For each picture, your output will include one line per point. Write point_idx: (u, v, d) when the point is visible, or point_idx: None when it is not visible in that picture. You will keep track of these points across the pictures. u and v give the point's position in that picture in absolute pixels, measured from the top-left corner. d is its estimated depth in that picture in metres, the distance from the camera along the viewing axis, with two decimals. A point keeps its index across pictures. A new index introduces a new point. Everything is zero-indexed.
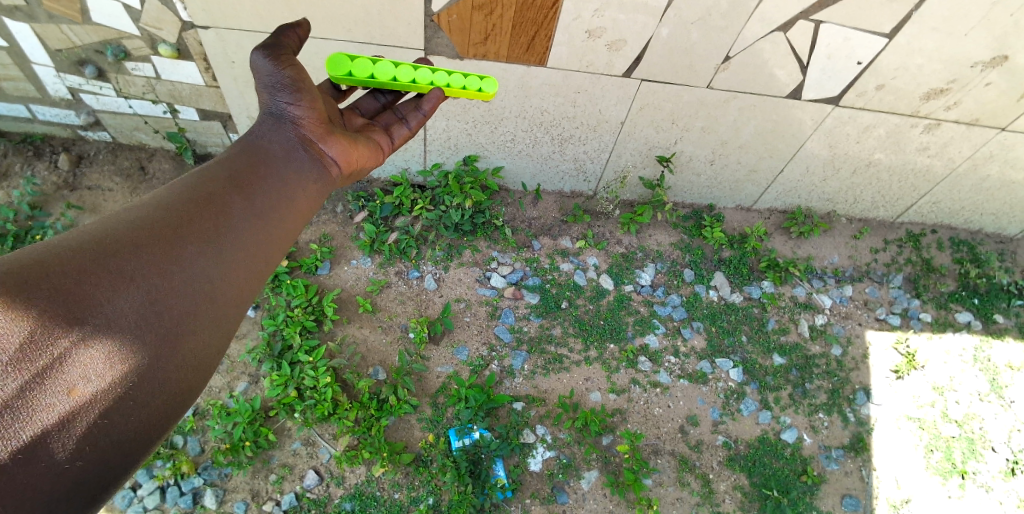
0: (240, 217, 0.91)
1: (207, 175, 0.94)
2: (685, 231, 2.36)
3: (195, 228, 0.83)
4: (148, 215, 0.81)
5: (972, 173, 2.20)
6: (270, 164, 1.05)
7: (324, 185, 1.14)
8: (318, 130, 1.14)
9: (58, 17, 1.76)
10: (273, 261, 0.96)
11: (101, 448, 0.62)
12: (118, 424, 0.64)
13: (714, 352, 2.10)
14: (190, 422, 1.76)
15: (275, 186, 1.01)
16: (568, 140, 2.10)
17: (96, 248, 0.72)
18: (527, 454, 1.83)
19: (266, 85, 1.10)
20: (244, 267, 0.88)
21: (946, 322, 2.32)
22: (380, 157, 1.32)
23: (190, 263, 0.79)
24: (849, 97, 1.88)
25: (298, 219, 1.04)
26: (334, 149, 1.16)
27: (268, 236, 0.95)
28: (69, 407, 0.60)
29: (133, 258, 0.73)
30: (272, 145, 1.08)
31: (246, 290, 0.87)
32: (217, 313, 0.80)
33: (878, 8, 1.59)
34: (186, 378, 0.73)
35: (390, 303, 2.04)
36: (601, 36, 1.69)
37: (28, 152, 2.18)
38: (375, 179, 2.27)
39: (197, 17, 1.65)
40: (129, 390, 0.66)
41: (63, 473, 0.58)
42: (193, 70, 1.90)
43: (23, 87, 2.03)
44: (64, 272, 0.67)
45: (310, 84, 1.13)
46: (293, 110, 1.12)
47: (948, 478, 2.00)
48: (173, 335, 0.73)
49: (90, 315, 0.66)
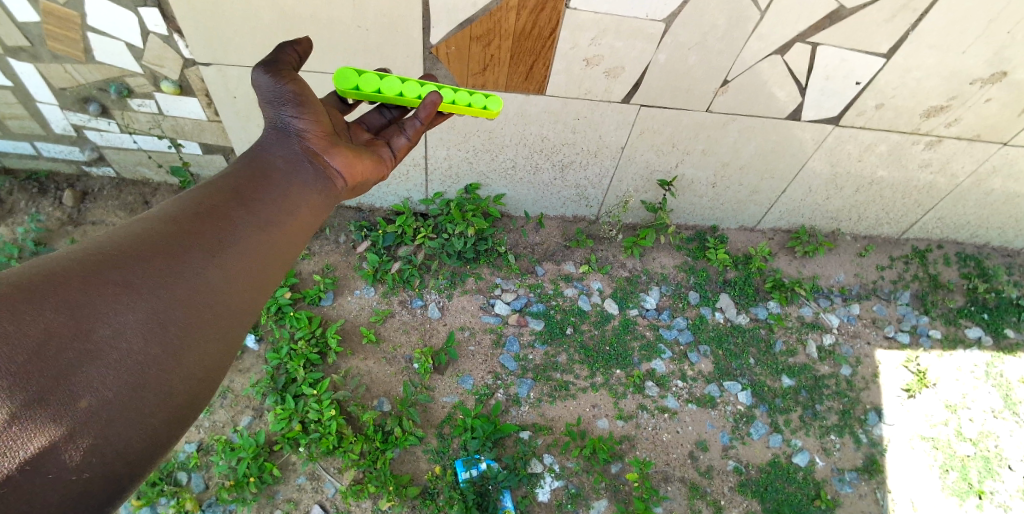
0: (244, 222, 0.87)
1: (212, 183, 0.91)
2: (689, 253, 2.35)
3: (200, 234, 0.80)
4: (153, 223, 0.78)
5: (975, 188, 2.19)
6: (274, 174, 1.00)
7: (330, 194, 1.07)
8: (321, 141, 1.08)
9: (62, 57, 1.78)
10: (281, 267, 0.91)
11: (107, 459, 0.60)
12: (123, 434, 0.62)
13: (722, 375, 2.08)
14: (194, 458, 1.75)
15: (278, 191, 0.96)
16: (569, 166, 2.11)
17: (101, 258, 0.69)
18: (535, 484, 1.80)
19: (269, 101, 1.05)
20: (250, 274, 0.83)
21: (957, 339, 2.29)
22: (382, 172, 1.24)
23: (194, 272, 0.75)
24: (848, 116, 1.88)
25: (305, 225, 0.99)
26: (337, 161, 1.10)
27: (274, 240, 0.90)
28: (73, 418, 0.58)
29: (136, 268, 0.70)
30: (275, 158, 1.03)
31: (252, 299, 0.83)
32: (222, 323, 0.76)
33: (874, 29, 1.60)
34: (191, 386, 0.70)
35: (394, 333, 2.03)
36: (598, 63, 1.70)
37: (33, 189, 2.21)
38: (377, 208, 2.29)
39: (199, 53, 1.67)
40: (134, 400, 0.63)
41: (71, 484, 0.57)
42: (195, 105, 1.92)
43: (28, 125, 2.05)
44: (69, 281, 0.65)
45: (313, 96, 1.08)
46: (297, 123, 1.06)
47: (965, 499, 1.95)
48: (178, 344, 0.70)
49: (93, 325, 0.63)
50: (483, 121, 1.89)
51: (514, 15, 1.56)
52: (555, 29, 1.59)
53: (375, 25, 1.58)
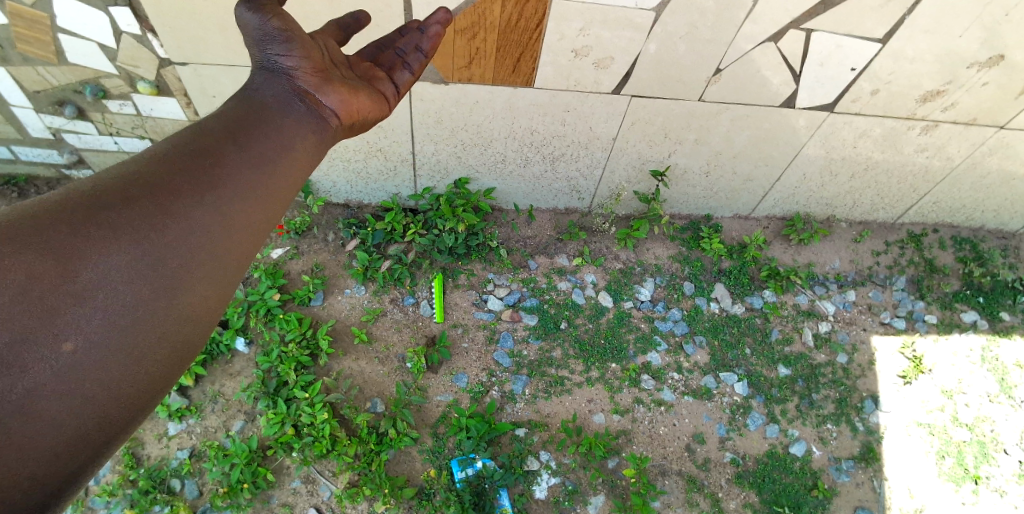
0: (240, 167, 0.81)
1: (203, 122, 0.84)
2: (683, 244, 2.33)
3: (193, 176, 0.74)
4: (142, 164, 0.73)
5: (971, 170, 2.16)
6: (268, 114, 0.92)
7: (324, 138, 1.00)
8: (313, 78, 1.00)
9: (32, 59, 1.72)
10: (279, 213, 0.86)
11: (101, 406, 0.58)
12: (116, 382, 0.59)
13: (718, 366, 2.07)
14: (186, 465, 1.72)
15: (272, 133, 0.89)
16: (560, 159, 2.07)
17: (86, 199, 0.65)
18: (532, 482, 1.79)
19: (256, 40, 0.97)
20: (247, 219, 0.79)
21: (952, 323, 2.28)
22: (385, 111, 1.17)
23: (187, 217, 0.70)
24: (844, 102, 1.85)
25: (302, 169, 0.93)
26: (332, 100, 1.03)
27: (271, 186, 0.84)
28: (62, 365, 0.55)
29: (124, 212, 0.65)
30: (266, 96, 0.96)
31: (249, 245, 0.79)
32: (217, 270, 0.72)
33: (869, 14, 1.56)
34: (186, 333, 0.67)
35: (386, 332, 2.01)
36: (587, 54, 1.65)
37: (13, 194, 2.16)
38: (365, 204, 2.25)
39: (173, 52, 1.61)
40: (124, 348, 0.60)
41: (65, 431, 0.55)
42: (173, 105, 1.87)
43: (3, 129, 1.99)
44: (52, 224, 0.60)
45: (301, 31, 0.98)
46: (285, 61, 0.98)
47: (961, 484, 1.95)
48: (169, 289, 0.66)
49: (80, 273, 0.59)
50: (470, 115, 1.85)
51: (499, 8, 1.51)
52: (541, 20, 1.54)
53: None
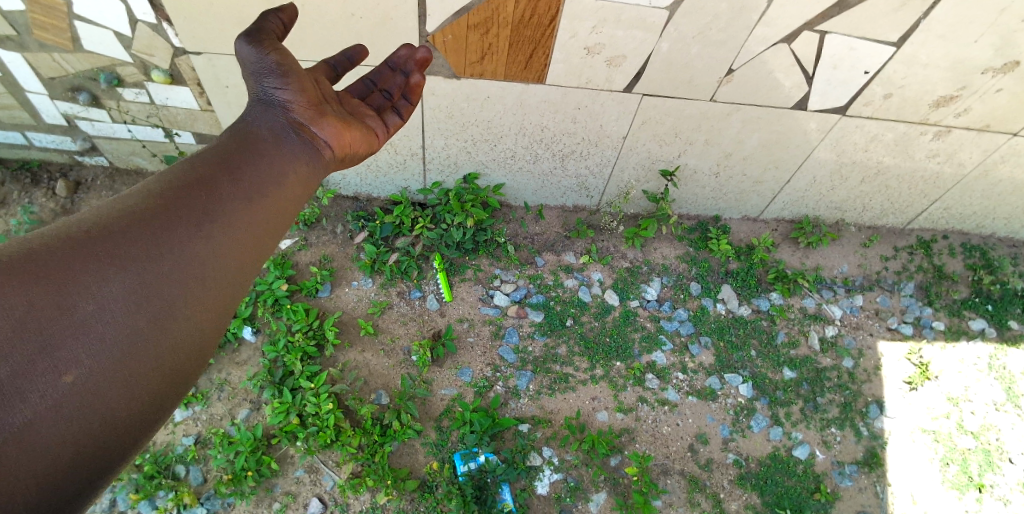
0: (230, 199, 0.86)
1: (196, 157, 0.90)
2: (690, 244, 2.32)
3: (185, 210, 0.80)
4: (136, 200, 0.78)
5: (983, 178, 2.15)
6: (261, 146, 0.97)
7: (315, 168, 1.05)
8: (308, 112, 1.06)
9: (49, 46, 1.73)
10: (268, 244, 0.92)
11: (97, 431, 0.61)
12: (111, 408, 0.63)
13: (723, 367, 2.07)
14: (192, 451, 1.74)
15: (263, 164, 0.95)
16: (570, 156, 2.07)
17: (83, 235, 0.69)
18: (534, 477, 1.79)
19: (253, 72, 1.01)
20: (236, 249, 0.84)
21: (960, 330, 2.27)
22: (374, 144, 1.24)
23: (179, 248, 0.76)
24: (855, 106, 1.84)
25: (291, 199, 0.98)
26: (326, 132, 1.09)
27: (262, 217, 0.90)
28: (60, 391, 0.58)
29: (119, 246, 0.70)
30: (261, 129, 1.00)
31: (239, 275, 0.84)
32: (209, 300, 0.77)
33: (883, 18, 1.55)
34: (179, 359, 0.71)
35: (392, 324, 2.01)
36: (599, 52, 1.65)
37: (26, 179, 2.18)
38: (374, 198, 2.27)
39: (188, 42, 1.62)
40: (119, 374, 0.64)
41: (63, 456, 0.57)
42: (186, 95, 1.88)
43: (18, 115, 2.01)
44: (52, 259, 0.64)
45: (297, 65, 1.03)
46: (281, 94, 1.03)
47: (965, 492, 1.94)
48: (162, 317, 0.70)
49: (78, 306, 0.63)
50: (480, 111, 1.85)
51: (512, 4, 1.51)
52: (554, 17, 1.54)
53: (366, 11, 1.52)
